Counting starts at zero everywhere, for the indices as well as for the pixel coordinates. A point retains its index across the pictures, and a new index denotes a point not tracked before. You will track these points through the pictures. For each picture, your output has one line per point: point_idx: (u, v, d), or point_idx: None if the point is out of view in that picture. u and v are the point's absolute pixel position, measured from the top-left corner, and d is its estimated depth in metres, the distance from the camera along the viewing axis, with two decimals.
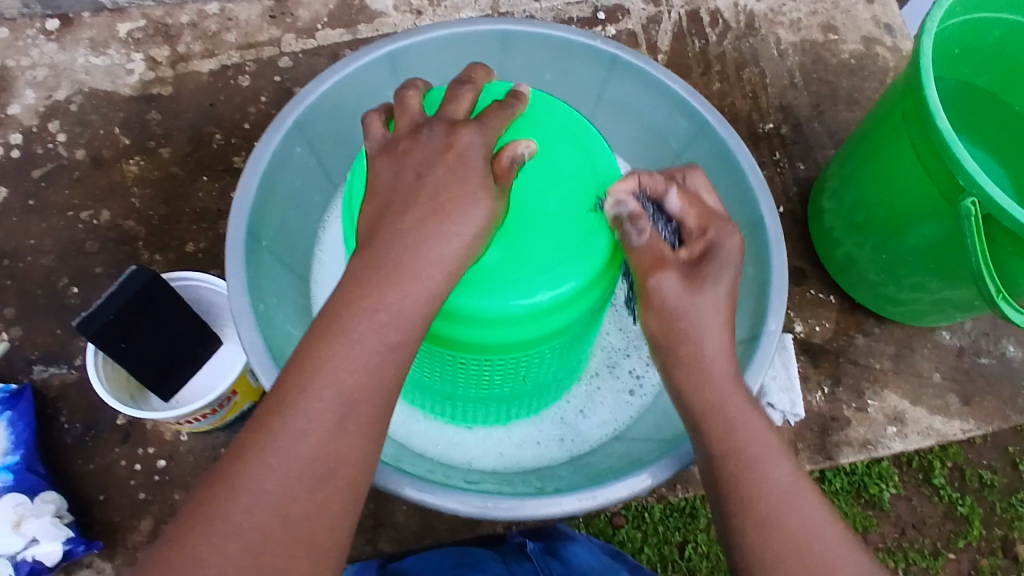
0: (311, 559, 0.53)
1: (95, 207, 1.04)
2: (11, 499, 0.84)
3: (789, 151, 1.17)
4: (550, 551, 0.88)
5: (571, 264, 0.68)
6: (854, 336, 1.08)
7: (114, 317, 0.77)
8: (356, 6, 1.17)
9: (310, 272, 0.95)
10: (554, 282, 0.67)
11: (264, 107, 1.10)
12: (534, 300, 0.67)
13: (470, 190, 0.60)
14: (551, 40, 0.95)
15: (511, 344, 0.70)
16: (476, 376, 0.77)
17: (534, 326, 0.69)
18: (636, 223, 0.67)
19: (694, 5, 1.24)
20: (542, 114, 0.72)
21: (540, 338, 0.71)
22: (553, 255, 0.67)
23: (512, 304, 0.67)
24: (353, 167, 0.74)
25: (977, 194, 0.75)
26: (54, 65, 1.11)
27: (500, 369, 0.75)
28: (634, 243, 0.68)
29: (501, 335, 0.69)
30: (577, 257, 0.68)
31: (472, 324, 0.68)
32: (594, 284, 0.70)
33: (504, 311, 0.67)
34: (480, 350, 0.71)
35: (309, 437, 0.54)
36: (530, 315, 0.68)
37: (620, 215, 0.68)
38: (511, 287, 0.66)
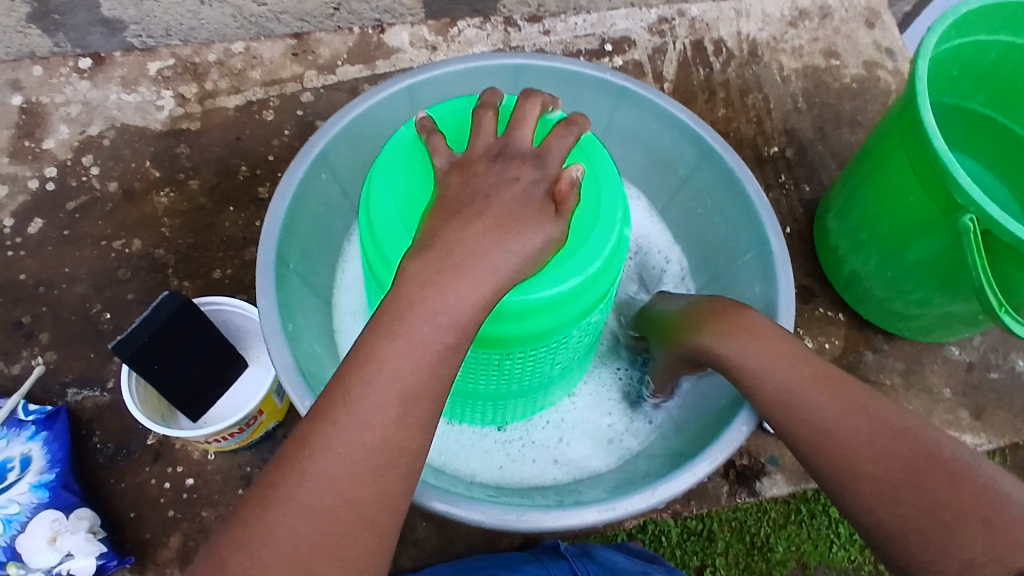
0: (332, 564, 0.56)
1: (127, 237, 1.09)
2: (48, 516, 0.88)
3: (794, 173, 1.20)
4: (582, 553, 0.95)
5: (576, 261, 0.71)
6: (864, 352, 1.09)
7: (150, 339, 0.81)
8: (374, 42, 1.23)
9: (330, 297, 0.99)
10: (555, 279, 0.71)
11: (288, 140, 1.15)
12: (538, 300, 0.70)
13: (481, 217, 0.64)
14: (562, 72, 1.00)
15: (514, 338, 0.73)
16: (480, 373, 0.80)
17: (539, 319, 0.72)
18: None
19: (698, 35, 1.29)
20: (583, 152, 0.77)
21: (542, 334, 0.74)
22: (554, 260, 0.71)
23: (511, 301, 0.70)
24: (366, 178, 0.77)
25: (976, 210, 0.78)
26: (88, 103, 1.17)
27: (507, 366, 0.79)
28: None
29: (510, 330, 0.72)
30: (579, 254, 0.72)
31: (477, 320, 0.71)
32: (594, 281, 0.73)
33: (519, 306, 0.70)
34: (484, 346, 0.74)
35: (337, 449, 0.57)
36: (532, 313, 0.71)
37: None
38: (518, 286, 0.70)
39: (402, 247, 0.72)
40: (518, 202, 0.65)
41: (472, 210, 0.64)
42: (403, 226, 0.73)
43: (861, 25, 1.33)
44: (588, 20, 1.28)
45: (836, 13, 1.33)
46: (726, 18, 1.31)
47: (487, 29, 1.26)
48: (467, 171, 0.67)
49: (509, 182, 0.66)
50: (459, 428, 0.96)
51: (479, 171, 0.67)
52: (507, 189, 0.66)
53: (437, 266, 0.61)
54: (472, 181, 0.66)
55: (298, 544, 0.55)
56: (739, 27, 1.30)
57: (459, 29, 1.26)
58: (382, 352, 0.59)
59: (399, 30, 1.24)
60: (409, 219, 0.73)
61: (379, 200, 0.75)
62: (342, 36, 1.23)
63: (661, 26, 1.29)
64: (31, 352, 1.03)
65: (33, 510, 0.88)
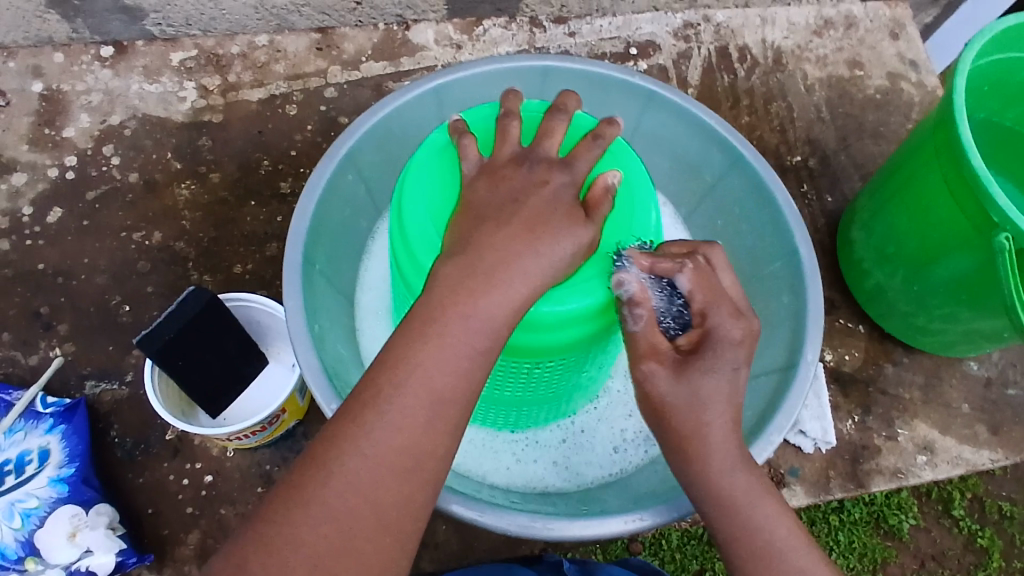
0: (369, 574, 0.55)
1: (147, 229, 1.08)
2: (66, 511, 0.87)
3: (817, 183, 1.20)
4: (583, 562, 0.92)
5: (609, 270, 0.72)
6: (884, 365, 1.09)
7: (174, 335, 0.81)
8: (399, 39, 1.22)
9: (353, 296, 0.98)
10: (590, 290, 0.71)
11: (310, 135, 1.14)
12: (573, 308, 0.70)
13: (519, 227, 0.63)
14: (592, 76, 0.99)
15: (547, 348, 0.73)
16: (508, 379, 0.80)
17: (571, 331, 0.72)
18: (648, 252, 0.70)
19: (723, 41, 1.28)
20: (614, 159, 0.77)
21: (576, 343, 0.74)
22: (590, 272, 0.71)
23: (543, 311, 0.70)
24: (397, 181, 0.77)
25: (1011, 229, 0.78)
26: (109, 92, 1.16)
27: (533, 374, 0.79)
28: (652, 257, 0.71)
29: (539, 339, 0.72)
30: (612, 266, 0.72)
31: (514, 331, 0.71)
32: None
33: (553, 316, 0.70)
34: (519, 354, 0.74)
35: (377, 456, 0.57)
36: (567, 323, 0.71)
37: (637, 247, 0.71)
38: (555, 297, 0.70)
39: (433, 249, 0.71)
40: (561, 211, 0.65)
41: (523, 216, 0.64)
42: (434, 228, 0.72)
43: (886, 36, 1.32)
44: (613, 23, 1.28)
45: (860, 23, 1.33)
46: (751, 25, 1.31)
47: (513, 29, 1.25)
48: (508, 176, 0.67)
49: (552, 189, 0.66)
50: (478, 430, 0.95)
51: (510, 175, 0.67)
52: (556, 196, 0.66)
53: (490, 273, 0.61)
54: (520, 187, 0.66)
55: (341, 548, 0.55)
56: (763, 34, 1.30)
57: (484, 28, 1.25)
58: (422, 360, 0.58)
59: (423, 27, 1.23)
60: (439, 221, 0.73)
61: (406, 197, 0.75)
62: (367, 31, 1.22)
63: (686, 31, 1.28)
64: (48, 343, 1.02)
65: (52, 505, 0.88)
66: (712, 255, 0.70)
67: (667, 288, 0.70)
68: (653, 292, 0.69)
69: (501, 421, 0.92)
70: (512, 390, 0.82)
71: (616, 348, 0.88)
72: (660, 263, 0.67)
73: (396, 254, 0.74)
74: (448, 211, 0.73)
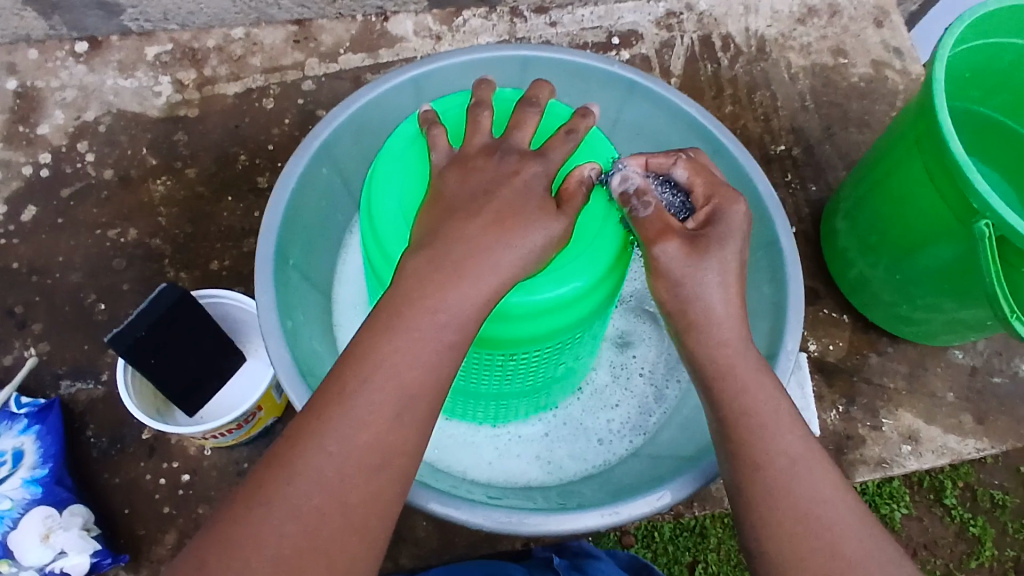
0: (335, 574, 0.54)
1: (122, 225, 1.07)
2: (41, 512, 0.86)
3: (801, 173, 1.19)
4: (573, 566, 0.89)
5: (584, 260, 0.71)
6: (868, 355, 1.09)
7: (146, 332, 0.79)
8: (377, 31, 1.20)
9: (331, 291, 0.97)
10: (564, 280, 0.70)
11: (288, 129, 1.13)
12: (547, 298, 0.69)
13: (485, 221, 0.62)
14: (570, 65, 0.98)
15: (521, 340, 0.72)
16: (485, 372, 0.79)
17: (546, 322, 0.71)
18: (641, 197, 0.68)
19: (706, 30, 1.27)
20: (589, 150, 0.76)
21: (551, 335, 0.73)
22: (565, 262, 0.70)
23: (515, 301, 0.69)
24: (370, 174, 0.75)
25: (991, 216, 0.77)
26: (84, 87, 1.14)
27: (509, 367, 0.78)
28: (640, 215, 0.68)
29: (513, 331, 0.71)
30: (587, 252, 0.71)
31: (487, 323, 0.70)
32: (598, 285, 0.72)
33: (526, 308, 0.69)
34: (494, 347, 0.73)
35: (344, 453, 0.55)
36: (542, 313, 0.70)
37: (627, 190, 0.69)
38: (529, 288, 0.69)
39: (402, 242, 0.70)
40: (531, 202, 0.64)
41: (493, 207, 0.63)
42: (403, 220, 0.71)
43: (870, 23, 1.31)
44: (595, 12, 1.26)
45: (845, 11, 1.32)
46: (735, 13, 1.29)
47: (493, 19, 1.24)
48: (479, 168, 0.66)
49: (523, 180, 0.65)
50: (457, 425, 0.94)
51: (479, 167, 0.66)
52: (526, 187, 0.65)
53: (457, 265, 0.60)
54: (492, 179, 0.65)
55: (308, 549, 0.54)
56: (747, 23, 1.29)
57: (465, 18, 1.23)
58: (388, 356, 0.57)
59: (403, 19, 1.22)
60: (409, 213, 0.72)
61: (378, 190, 0.73)
62: (345, 23, 1.20)
63: (669, 20, 1.27)
64: (23, 342, 1.00)
65: (26, 506, 0.87)
66: (703, 153, 0.77)
67: (668, 182, 0.73)
68: (657, 188, 0.72)
69: (480, 415, 0.91)
70: (489, 383, 0.81)
71: (595, 340, 0.87)
72: (654, 160, 0.74)
73: (367, 248, 0.73)
74: (418, 201, 0.72)
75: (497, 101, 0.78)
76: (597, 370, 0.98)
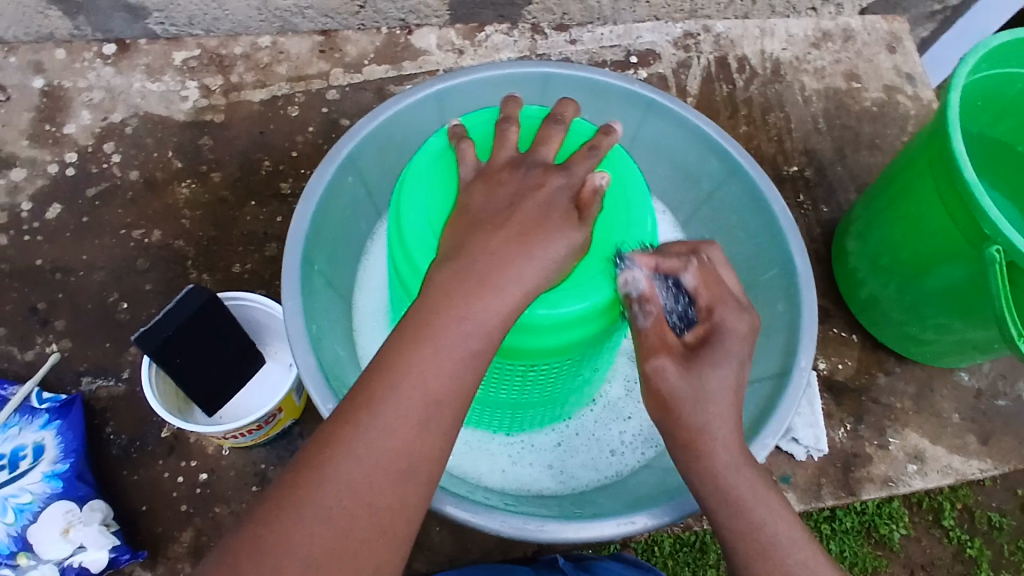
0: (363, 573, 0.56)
1: (146, 227, 1.09)
2: (61, 507, 0.88)
3: (813, 193, 1.21)
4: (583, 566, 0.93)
5: (606, 274, 0.73)
6: (876, 374, 1.10)
7: (173, 333, 0.81)
8: (401, 43, 1.23)
9: (352, 297, 0.99)
10: (587, 293, 0.72)
11: (311, 136, 1.15)
12: (570, 310, 0.71)
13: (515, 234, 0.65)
14: (592, 83, 1.00)
15: (543, 350, 0.73)
16: (506, 381, 0.80)
17: (568, 334, 0.73)
18: (642, 304, 0.69)
19: (723, 51, 1.30)
20: (611, 166, 0.78)
21: (572, 346, 0.74)
22: (587, 276, 0.72)
23: (538, 313, 0.71)
24: (398, 185, 0.78)
25: (1002, 242, 0.79)
26: (112, 90, 1.16)
27: (529, 377, 0.79)
28: (640, 324, 0.70)
29: (536, 342, 0.73)
30: (608, 267, 0.73)
31: (512, 335, 0.72)
32: (619, 299, 0.74)
33: (550, 319, 0.71)
34: (517, 357, 0.75)
35: (377, 455, 0.57)
36: (564, 325, 0.72)
37: (631, 295, 0.70)
38: (553, 300, 0.71)
39: (430, 252, 0.72)
40: (560, 217, 0.67)
41: (516, 221, 0.65)
42: (431, 231, 0.73)
43: (883, 49, 1.34)
44: (614, 31, 1.29)
45: (858, 36, 1.35)
46: (751, 36, 1.32)
47: (514, 35, 1.26)
48: (510, 182, 0.69)
49: (552, 194, 0.68)
50: (472, 433, 0.96)
51: (508, 180, 0.69)
52: (553, 200, 0.67)
53: (483, 276, 0.62)
54: (516, 190, 0.68)
55: (338, 549, 0.55)
56: (762, 45, 1.31)
57: (486, 33, 1.26)
58: (421, 362, 0.59)
59: (426, 32, 1.24)
60: (437, 224, 0.73)
61: (406, 201, 0.75)
62: (370, 35, 1.23)
63: (686, 40, 1.30)
64: (45, 339, 1.02)
65: (45, 500, 0.88)
66: (714, 246, 0.75)
67: (676, 285, 0.72)
68: (659, 291, 0.71)
69: (496, 423, 0.93)
70: (509, 392, 0.83)
71: (611, 353, 0.88)
72: (665, 260, 0.72)
73: (395, 257, 0.75)
74: (445, 215, 0.74)
75: (523, 118, 0.80)
76: (612, 383, 1.00)
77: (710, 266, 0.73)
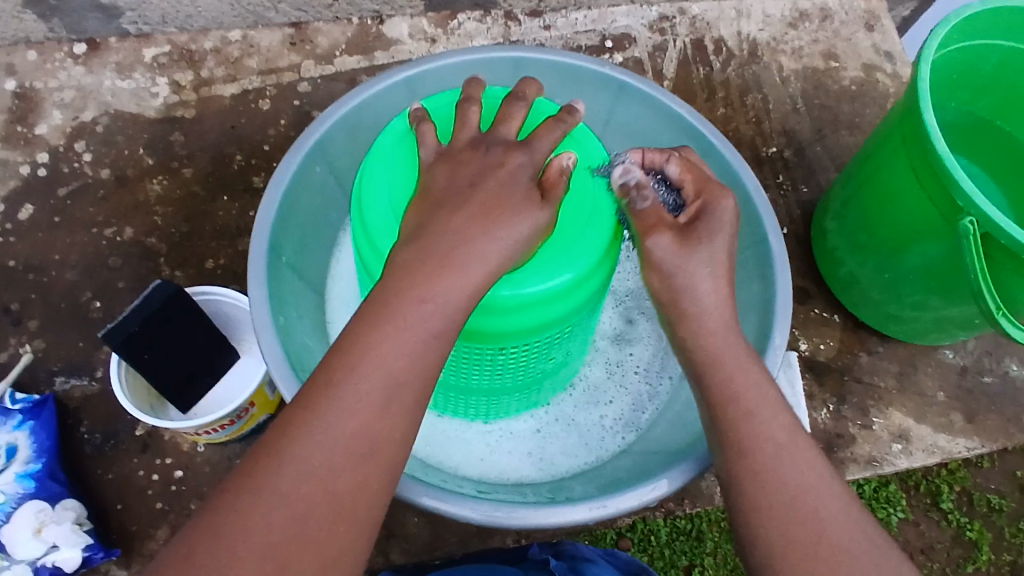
0: (318, 561, 0.55)
1: (119, 224, 1.08)
2: (32, 507, 0.87)
3: (792, 174, 1.20)
4: (571, 568, 0.88)
5: (572, 254, 0.72)
6: (858, 354, 1.09)
7: (139, 328, 0.80)
8: (373, 33, 1.22)
9: (324, 290, 0.98)
10: (552, 273, 0.71)
11: (283, 129, 1.14)
12: (536, 291, 0.70)
13: (470, 217, 0.64)
14: (561, 66, 0.99)
15: (510, 332, 0.73)
16: (476, 366, 0.79)
17: (535, 315, 0.72)
18: (641, 190, 0.73)
19: (699, 33, 1.29)
20: (576, 144, 0.77)
21: (540, 328, 0.73)
22: (555, 257, 0.71)
23: (501, 294, 0.70)
24: (359, 170, 0.77)
25: (976, 214, 0.78)
26: (82, 88, 1.15)
27: (498, 361, 0.78)
28: (640, 208, 0.74)
29: (501, 324, 0.72)
30: (574, 248, 0.72)
31: (480, 318, 0.71)
32: (586, 278, 0.73)
33: (514, 301, 0.70)
34: (486, 340, 0.74)
35: (333, 442, 0.56)
36: (530, 306, 0.71)
37: (628, 184, 0.73)
38: (518, 282, 0.70)
39: (392, 236, 0.71)
40: (518, 195, 0.66)
41: (474, 201, 0.65)
42: (394, 214, 0.72)
43: (861, 27, 1.33)
44: (589, 16, 1.27)
45: (837, 15, 1.33)
46: (727, 17, 1.31)
47: (488, 23, 1.25)
48: (468, 162, 0.67)
49: (509, 170, 0.67)
50: (449, 421, 0.95)
51: (464, 160, 0.68)
52: (508, 178, 0.66)
53: (445, 258, 0.62)
54: (477, 171, 0.66)
55: (292, 538, 0.54)
56: (739, 27, 1.30)
57: (459, 22, 1.25)
58: (378, 346, 0.58)
59: (398, 22, 1.23)
60: (399, 209, 0.72)
61: (367, 186, 0.74)
62: (341, 26, 1.21)
63: (661, 23, 1.28)
64: (18, 339, 1.01)
65: (19, 500, 0.88)
66: (689, 151, 0.82)
67: (662, 179, 0.78)
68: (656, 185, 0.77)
69: (471, 410, 0.92)
70: (480, 377, 0.82)
71: (585, 334, 0.87)
72: (649, 155, 0.78)
73: (358, 244, 0.74)
74: (408, 198, 0.73)
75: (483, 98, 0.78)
76: (592, 368, 0.99)
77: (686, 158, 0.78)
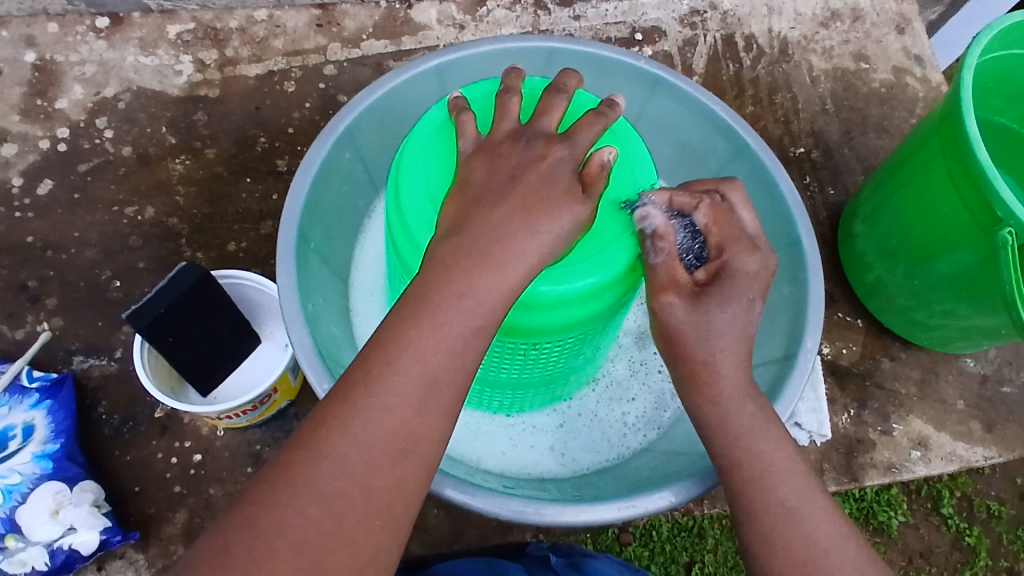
0: (355, 555, 0.54)
1: (140, 203, 1.06)
2: (50, 487, 0.86)
3: (819, 176, 1.19)
4: (572, 564, 0.85)
5: (610, 251, 0.71)
6: (881, 360, 1.09)
7: (166, 310, 0.79)
8: (401, 18, 1.20)
9: (348, 277, 0.97)
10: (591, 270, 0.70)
11: (308, 113, 1.13)
12: (574, 288, 0.69)
13: (513, 212, 0.62)
14: (595, 58, 0.97)
15: (546, 328, 0.72)
16: (508, 361, 0.79)
17: (572, 311, 0.71)
18: (656, 240, 0.69)
19: (729, 30, 1.27)
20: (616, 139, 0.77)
21: (575, 324, 0.73)
22: (594, 255, 0.70)
23: (539, 290, 0.69)
24: (395, 158, 0.76)
25: (1015, 224, 0.77)
26: (104, 63, 1.13)
27: (530, 356, 0.78)
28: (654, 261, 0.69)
29: (538, 320, 0.71)
30: (613, 245, 0.71)
31: (517, 315, 0.71)
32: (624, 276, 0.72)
33: (552, 297, 0.69)
34: (522, 336, 0.73)
35: (372, 436, 0.56)
36: (568, 303, 0.70)
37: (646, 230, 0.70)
38: (557, 279, 0.69)
39: (430, 228, 0.70)
40: (561, 189, 0.64)
41: (517, 194, 0.63)
42: (431, 205, 0.71)
43: (892, 29, 1.31)
44: (619, 8, 1.26)
45: (868, 16, 1.32)
46: (758, 14, 1.29)
47: (517, 11, 1.23)
48: (509, 155, 0.66)
49: (553, 164, 0.65)
50: (472, 414, 0.94)
51: (506, 152, 0.67)
52: (551, 171, 0.65)
53: (485, 253, 0.61)
54: (515, 164, 0.65)
55: (329, 531, 0.53)
56: (770, 24, 1.28)
57: (488, 9, 1.23)
58: (420, 339, 0.58)
59: (426, 7, 1.21)
60: (436, 198, 0.71)
61: (404, 174, 0.74)
62: (368, 9, 1.20)
63: (692, 18, 1.27)
64: (37, 317, 1.00)
65: (35, 482, 0.87)
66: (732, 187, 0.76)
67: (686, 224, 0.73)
68: (676, 231, 0.72)
69: (495, 404, 0.91)
70: (510, 372, 0.81)
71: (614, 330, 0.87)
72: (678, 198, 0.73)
73: (393, 234, 0.74)
74: (445, 188, 0.72)
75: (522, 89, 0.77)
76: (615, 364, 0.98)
77: (680, 268, 0.66)
